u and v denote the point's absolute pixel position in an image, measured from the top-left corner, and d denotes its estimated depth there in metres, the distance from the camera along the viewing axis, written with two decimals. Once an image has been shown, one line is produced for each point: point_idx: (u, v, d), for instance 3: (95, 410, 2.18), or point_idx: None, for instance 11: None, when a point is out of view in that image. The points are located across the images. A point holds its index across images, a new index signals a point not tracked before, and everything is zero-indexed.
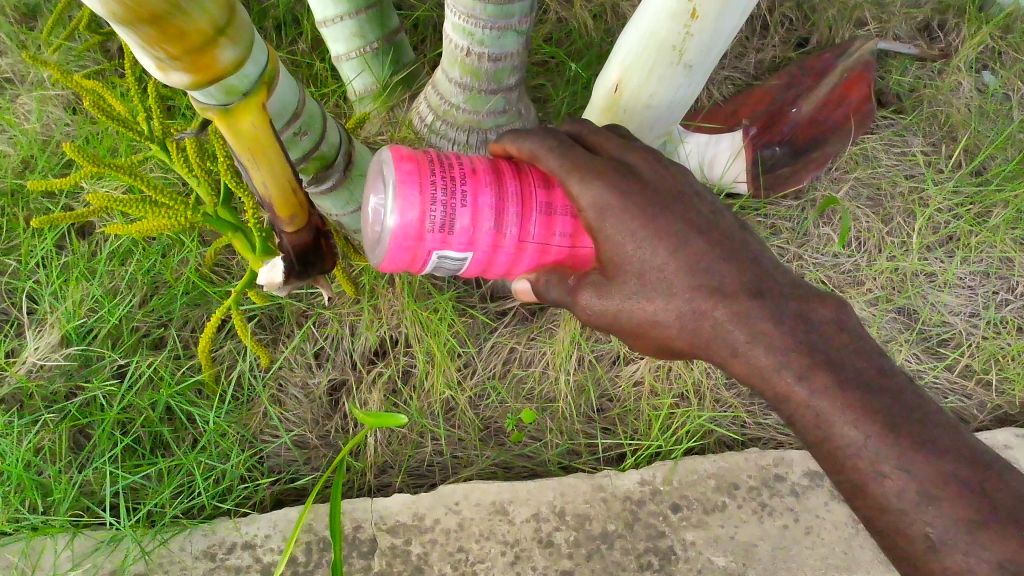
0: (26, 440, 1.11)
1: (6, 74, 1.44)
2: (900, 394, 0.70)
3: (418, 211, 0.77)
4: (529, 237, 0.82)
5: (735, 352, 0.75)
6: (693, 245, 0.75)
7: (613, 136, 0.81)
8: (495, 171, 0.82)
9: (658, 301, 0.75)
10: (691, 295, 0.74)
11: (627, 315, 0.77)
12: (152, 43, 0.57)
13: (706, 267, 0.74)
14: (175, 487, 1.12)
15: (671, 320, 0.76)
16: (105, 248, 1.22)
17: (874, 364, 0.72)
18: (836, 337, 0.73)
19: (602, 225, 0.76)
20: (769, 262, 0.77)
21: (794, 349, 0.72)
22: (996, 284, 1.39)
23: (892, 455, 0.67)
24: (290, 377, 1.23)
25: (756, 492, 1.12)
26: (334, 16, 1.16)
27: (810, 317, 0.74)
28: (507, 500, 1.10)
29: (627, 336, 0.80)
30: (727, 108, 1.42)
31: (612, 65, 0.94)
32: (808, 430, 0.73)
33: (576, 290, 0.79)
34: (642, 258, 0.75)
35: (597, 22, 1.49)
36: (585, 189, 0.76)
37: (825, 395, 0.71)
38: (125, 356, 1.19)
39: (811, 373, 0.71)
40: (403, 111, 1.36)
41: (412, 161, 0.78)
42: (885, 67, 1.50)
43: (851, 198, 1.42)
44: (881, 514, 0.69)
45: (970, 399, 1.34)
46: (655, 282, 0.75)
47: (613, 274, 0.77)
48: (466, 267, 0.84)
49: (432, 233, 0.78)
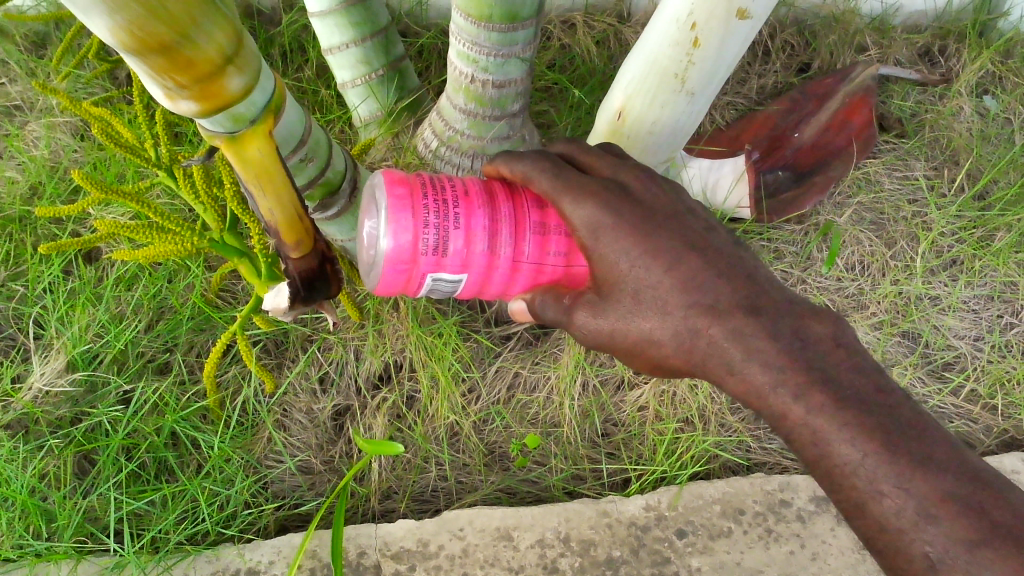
0: (31, 465, 1.11)
1: (16, 101, 1.45)
2: (898, 411, 0.69)
3: (411, 234, 0.76)
4: (524, 257, 0.81)
5: (731, 370, 0.73)
6: (688, 262, 0.73)
7: (607, 157, 0.81)
8: (487, 192, 0.81)
9: (653, 319, 0.74)
10: (686, 313, 0.73)
11: (622, 335, 0.76)
12: (161, 72, 0.58)
13: (701, 285, 0.73)
14: (179, 513, 1.12)
15: (667, 340, 0.74)
16: (112, 274, 1.23)
17: (870, 380, 0.70)
18: (831, 352, 0.72)
19: (596, 245, 0.75)
20: (762, 276, 0.75)
21: (789, 365, 0.71)
22: (1000, 308, 1.39)
23: (891, 474, 0.66)
24: (295, 402, 1.23)
25: (761, 518, 1.12)
26: (340, 43, 1.18)
27: (805, 333, 0.72)
28: (511, 526, 1.09)
29: (624, 356, 0.79)
30: (730, 133, 1.44)
31: (615, 93, 0.95)
32: (804, 448, 0.71)
33: (573, 309, 0.78)
34: (637, 276, 0.74)
35: (599, 50, 1.51)
36: (578, 207, 0.76)
37: (823, 413, 0.69)
38: (130, 381, 1.19)
39: (808, 391, 0.70)
40: (408, 137, 1.37)
41: (403, 184, 0.78)
42: (886, 92, 1.51)
43: (854, 223, 1.42)
44: (880, 534, 0.67)
45: (977, 423, 1.33)
46: (649, 301, 0.74)
47: (608, 293, 0.76)
48: (461, 289, 0.83)
49: (426, 256, 0.77)
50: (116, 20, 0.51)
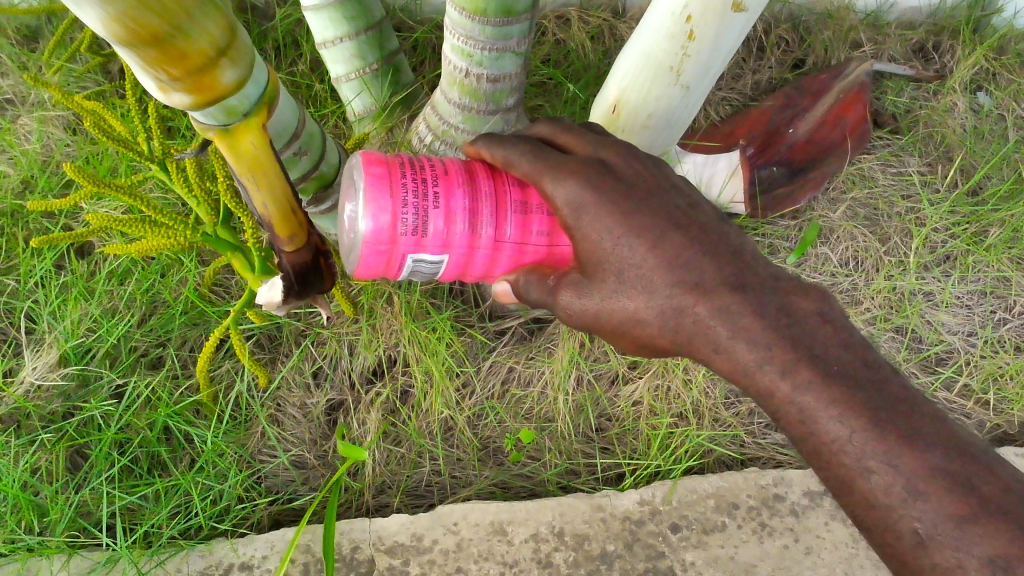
0: (23, 461, 1.10)
1: (7, 94, 1.45)
2: (886, 387, 0.69)
3: (390, 215, 0.75)
4: (504, 237, 0.81)
5: (717, 349, 0.73)
6: (672, 240, 0.73)
7: (586, 136, 0.81)
8: (466, 172, 0.81)
9: (638, 298, 0.74)
10: (672, 292, 0.72)
11: (608, 315, 0.76)
12: (153, 64, 0.57)
13: (687, 262, 0.72)
14: (172, 507, 1.12)
15: (652, 319, 0.74)
16: (104, 268, 1.23)
17: (857, 355, 0.70)
18: (819, 329, 0.71)
19: (578, 223, 0.75)
20: (747, 253, 0.75)
21: (776, 342, 0.70)
22: (993, 303, 1.39)
23: (878, 450, 0.66)
24: (288, 397, 1.23)
25: (755, 512, 1.12)
26: (333, 37, 1.18)
27: (792, 309, 0.72)
28: (505, 520, 1.09)
29: (610, 336, 0.79)
30: (724, 128, 1.44)
31: (610, 86, 0.94)
32: (792, 426, 0.71)
33: (558, 290, 0.79)
34: (620, 255, 0.74)
35: (594, 44, 1.51)
36: (560, 186, 0.75)
37: (810, 390, 0.69)
38: (123, 375, 1.19)
39: (795, 368, 0.69)
40: (402, 131, 1.36)
41: (379, 163, 0.77)
42: (880, 88, 1.51)
43: (848, 218, 1.42)
44: (869, 512, 0.68)
45: (970, 418, 1.33)
46: (634, 280, 0.74)
47: (592, 272, 0.76)
48: (443, 271, 0.83)
49: (405, 236, 0.77)
50: (109, 12, 0.51)
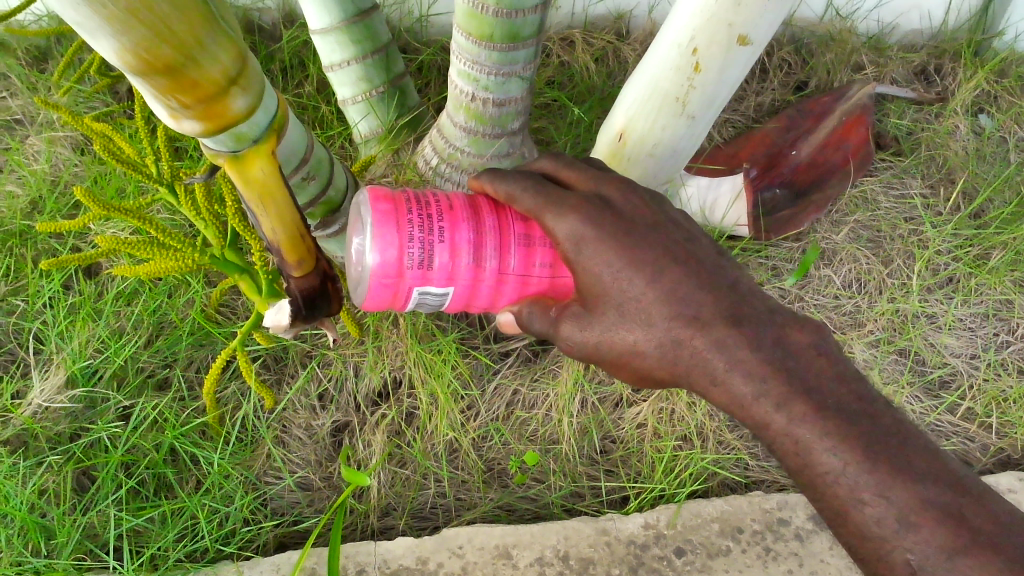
0: (30, 482, 1.10)
1: (16, 115, 1.46)
2: (879, 419, 0.70)
3: (396, 249, 0.76)
4: (508, 270, 0.81)
5: (714, 381, 0.73)
6: (671, 274, 0.73)
7: (587, 172, 0.82)
8: (471, 207, 0.81)
9: (638, 330, 0.74)
10: (670, 325, 0.73)
11: (608, 347, 0.76)
12: (165, 92, 0.58)
13: (684, 296, 0.73)
14: (178, 530, 1.12)
15: (652, 351, 0.74)
16: (112, 289, 1.23)
17: (850, 390, 0.71)
18: (814, 361, 0.72)
19: (579, 257, 0.75)
20: (744, 286, 0.76)
21: (771, 375, 0.71)
22: (996, 326, 1.39)
23: (871, 482, 0.67)
24: (293, 419, 1.23)
25: (759, 536, 1.12)
26: (340, 60, 1.19)
27: (786, 343, 0.73)
28: (510, 544, 1.09)
29: (609, 367, 0.79)
30: (727, 150, 1.45)
31: (617, 116, 0.95)
32: (787, 457, 0.71)
33: (559, 321, 0.78)
34: (620, 288, 0.74)
35: (599, 66, 1.53)
36: (562, 222, 0.75)
37: (805, 423, 0.69)
38: (129, 397, 1.19)
39: (790, 400, 0.70)
40: (408, 153, 1.37)
41: (386, 199, 0.78)
42: (883, 110, 1.52)
43: (851, 240, 1.43)
44: (863, 543, 0.68)
45: (974, 442, 1.33)
46: (634, 313, 0.74)
47: (593, 304, 0.75)
48: (448, 303, 0.83)
49: (411, 270, 0.78)
50: (122, 41, 0.52)
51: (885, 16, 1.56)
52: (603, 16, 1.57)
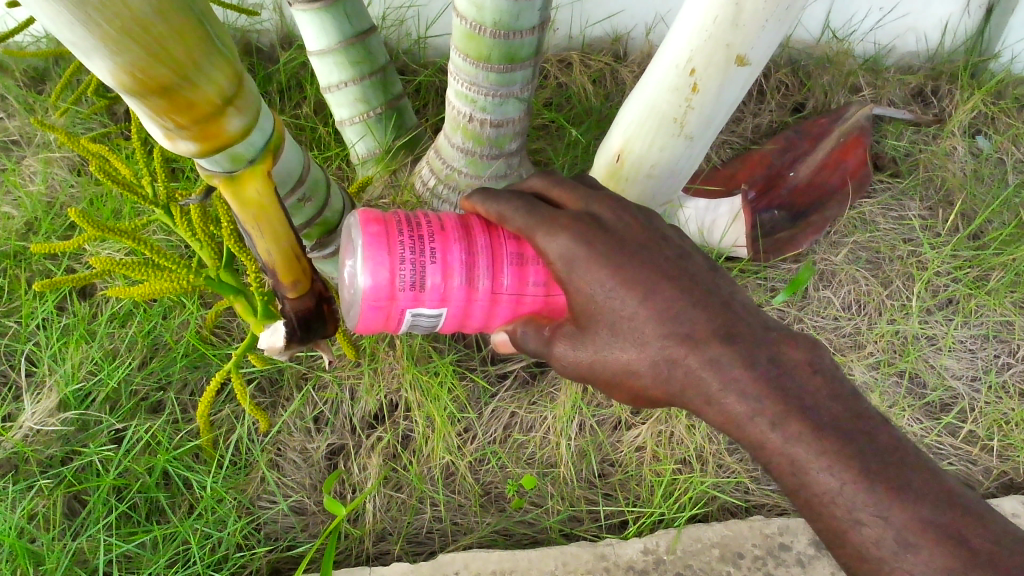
0: (20, 507, 1.09)
1: (13, 136, 1.46)
2: (876, 437, 0.68)
3: (387, 271, 0.76)
4: (502, 291, 0.80)
5: (709, 401, 0.72)
6: (663, 293, 0.73)
7: (578, 190, 0.81)
8: (463, 227, 0.81)
9: (631, 349, 0.73)
10: (664, 343, 0.72)
11: (602, 367, 0.75)
12: (160, 113, 0.58)
13: (677, 315, 0.72)
14: (170, 556, 1.10)
15: (645, 370, 0.74)
16: (106, 310, 1.23)
17: (847, 407, 0.70)
18: (810, 380, 0.71)
19: (571, 276, 0.74)
20: (737, 303, 0.75)
21: (766, 394, 0.70)
22: (996, 348, 1.38)
23: (869, 502, 0.65)
24: (289, 441, 1.22)
25: (761, 562, 1.10)
26: (338, 81, 1.19)
27: (782, 359, 0.71)
28: (508, 569, 1.08)
29: (606, 387, 0.79)
30: (725, 171, 1.45)
31: (614, 137, 0.95)
32: (784, 477, 0.70)
33: (553, 341, 0.78)
34: (613, 307, 0.73)
35: (596, 88, 1.53)
36: (552, 240, 0.74)
37: (801, 442, 0.68)
38: (123, 420, 1.18)
39: (785, 420, 0.69)
40: (405, 174, 1.37)
41: (376, 220, 0.77)
42: (880, 132, 1.53)
43: (850, 262, 1.43)
44: (861, 564, 0.67)
45: (976, 465, 1.32)
46: (627, 332, 0.73)
47: (586, 325, 0.75)
48: (442, 324, 0.82)
49: (403, 292, 0.77)
50: (117, 62, 0.52)
51: (882, 38, 1.57)
52: (601, 37, 1.58)
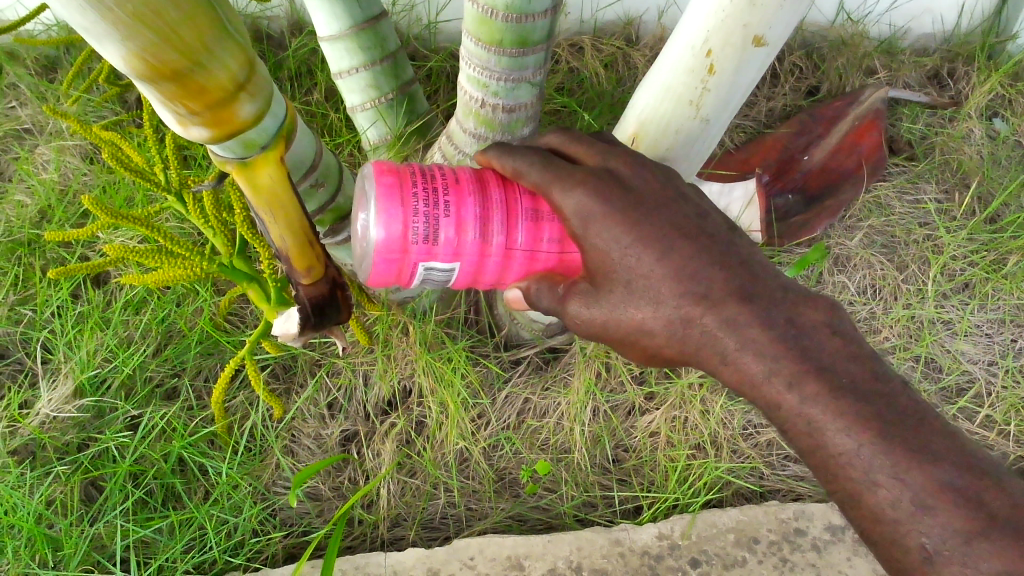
0: (38, 493, 1.09)
1: (26, 124, 1.47)
2: (895, 399, 0.67)
3: (401, 221, 0.74)
4: (514, 247, 0.79)
5: (725, 359, 0.72)
6: (680, 251, 0.72)
7: (595, 145, 0.80)
8: (478, 180, 0.80)
9: (646, 309, 0.73)
10: (679, 303, 0.71)
11: (616, 325, 0.75)
12: (173, 98, 0.58)
13: (695, 274, 0.71)
14: (187, 541, 1.11)
15: (660, 329, 0.73)
16: (120, 298, 1.23)
17: (866, 367, 0.69)
18: (828, 340, 0.70)
19: (587, 234, 0.74)
20: (757, 263, 0.74)
21: (782, 353, 0.69)
22: (1013, 332, 1.37)
23: (886, 465, 0.65)
24: (303, 428, 1.23)
25: (776, 547, 1.10)
26: (349, 67, 1.18)
27: (800, 321, 0.70)
28: (522, 555, 1.07)
29: (618, 347, 0.78)
30: (739, 155, 1.43)
31: (631, 120, 0.94)
32: (798, 438, 0.70)
33: (567, 299, 0.78)
34: (629, 266, 0.72)
35: (608, 72, 1.52)
36: (568, 196, 0.74)
37: (817, 402, 0.67)
38: (138, 406, 1.19)
39: (802, 380, 0.68)
40: (417, 160, 1.36)
41: (391, 170, 0.76)
42: (896, 115, 1.51)
43: (865, 246, 1.41)
44: (875, 525, 0.67)
45: (992, 449, 1.30)
46: (642, 290, 0.72)
47: (601, 283, 0.74)
48: (455, 279, 0.81)
49: (416, 244, 0.76)
50: (129, 47, 0.51)
51: (898, 19, 1.55)
52: (613, 21, 1.57)
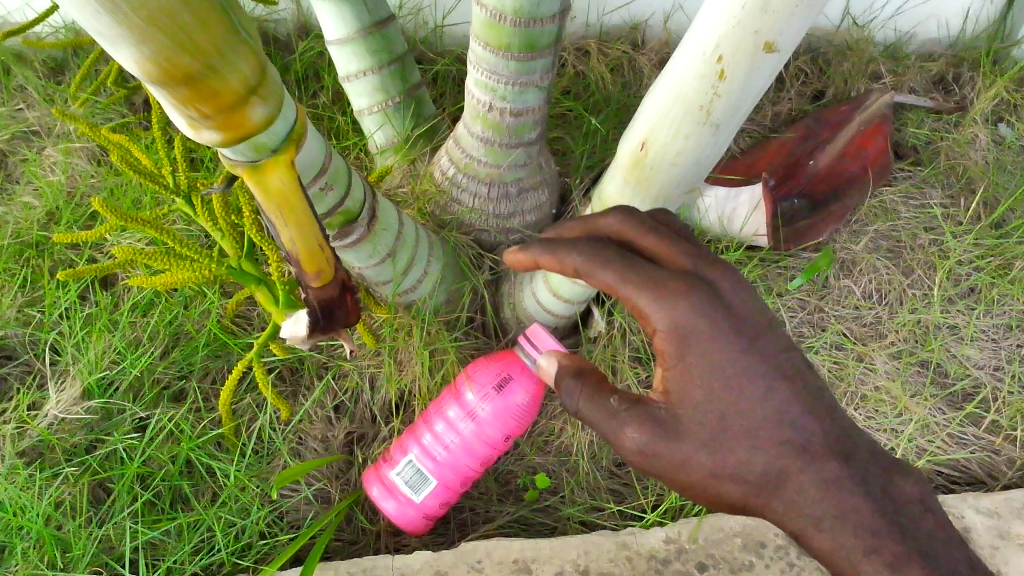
0: (47, 495, 1.10)
1: (34, 126, 1.47)
2: (903, 510, 0.72)
3: (395, 504, 1.10)
4: (461, 458, 1.06)
5: (790, 506, 0.71)
6: (778, 399, 0.71)
7: (673, 241, 0.77)
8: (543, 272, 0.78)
9: (741, 451, 0.70)
10: (777, 454, 0.70)
11: (689, 470, 0.71)
12: (185, 102, 0.58)
13: (790, 424, 0.71)
14: (195, 543, 1.11)
15: (751, 477, 0.70)
16: (128, 300, 1.23)
17: (889, 494, 0.72)
18: (867, 466, 0.73)
19: (683, 352, 0.71)
20: (835, 403, 0.74)
21: (834, 490, 0.70)
22: (1020, 337, 1.35)
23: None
24: (310, 430, 1.23)
25: (783, 552, 1.06)
26: (356, 71, 1.19)
27: (860, 466, 0.72)
28: (530, 558, 1.05)
29: (681, 493, 0.73)
30: (745, 160, 1.44)
31: (637, 123, 0.82)
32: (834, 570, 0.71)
33: (624, 420, 0.71)
34: (727, 399, 0.71)
35: (614, 76, 1.53)
36: (663, 311, 0.72)
37: (850, 533, 0.69)
38: (146, 408, 1.19)
39: (850, 511, 0.69)
40: (424, 163, 1.36)
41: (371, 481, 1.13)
42: (902, 119, 1.52)
43: (870, 250, 1.41)
44: None
45: (999, 455, 1.27)
46: (739, 430, 0.70)
47: (681, 407, 0.72)
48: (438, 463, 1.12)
49: (405, 503, 1.10)
50: (143, 51, 0.52)
51: (903, 24, 1.55)
52: (619, 25, 1.57)
